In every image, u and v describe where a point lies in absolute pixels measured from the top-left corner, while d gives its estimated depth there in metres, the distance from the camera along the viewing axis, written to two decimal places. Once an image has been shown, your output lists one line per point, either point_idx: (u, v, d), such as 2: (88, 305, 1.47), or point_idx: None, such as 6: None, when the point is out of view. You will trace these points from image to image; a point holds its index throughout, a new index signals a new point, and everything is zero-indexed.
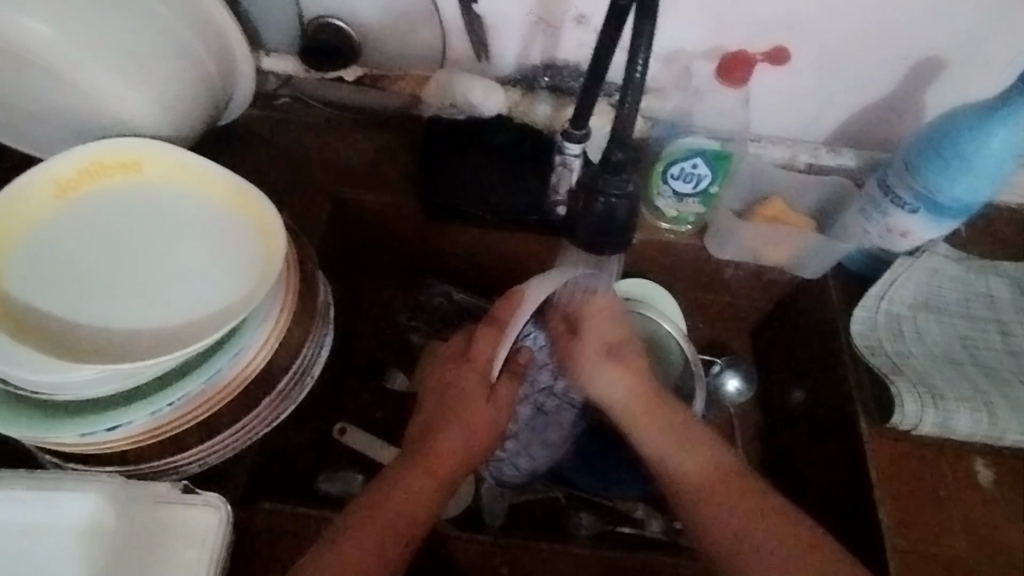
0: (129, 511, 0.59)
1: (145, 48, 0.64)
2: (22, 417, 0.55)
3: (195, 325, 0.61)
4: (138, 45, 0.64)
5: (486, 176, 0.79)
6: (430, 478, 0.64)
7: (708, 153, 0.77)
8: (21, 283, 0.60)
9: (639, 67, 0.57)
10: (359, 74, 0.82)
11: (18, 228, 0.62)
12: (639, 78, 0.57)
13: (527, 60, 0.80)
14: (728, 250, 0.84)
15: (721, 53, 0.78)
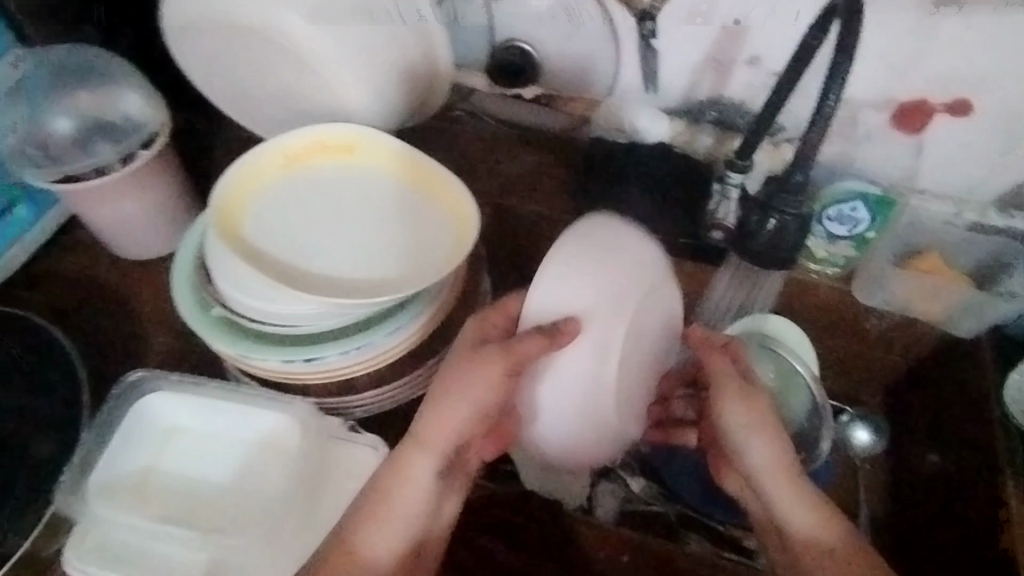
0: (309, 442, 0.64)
1: (371, 49, 0.72)
2: (238, 336, 0.63)
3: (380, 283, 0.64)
4: (365, 44, 0.72)
5: (639, 193, 0.83)
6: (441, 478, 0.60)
7: (869, 197, 0.81)
8: (246, 223, 0.66)
9: (828, 104, 0.59)
10: (536, 92, 0.89)
11: (246, 176, 0.67)
12: (828, 112, 0.58)
13: (693, 94, 0.85)
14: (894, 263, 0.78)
15: (894, 104, 0.78)
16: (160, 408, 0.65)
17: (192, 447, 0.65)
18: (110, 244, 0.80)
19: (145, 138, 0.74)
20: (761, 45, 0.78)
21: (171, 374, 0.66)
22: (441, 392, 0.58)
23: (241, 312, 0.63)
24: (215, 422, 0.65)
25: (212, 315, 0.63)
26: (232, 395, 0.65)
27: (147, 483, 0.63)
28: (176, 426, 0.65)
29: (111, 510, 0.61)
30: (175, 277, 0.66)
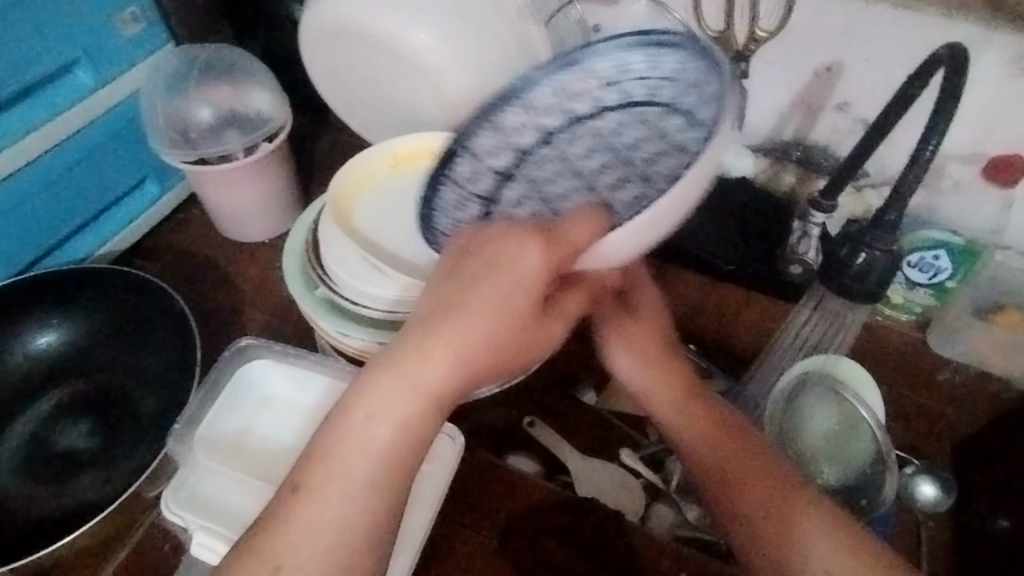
0: None
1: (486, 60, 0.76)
2: (339, 319, 0.68)
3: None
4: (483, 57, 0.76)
5: (716, 228, 0.88)
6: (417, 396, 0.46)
7: (953, 246, 0.80)
8: (359, 214, 0.72)
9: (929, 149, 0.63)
10: None
11: (360, 174, 0.73)
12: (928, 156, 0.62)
13: (780, 134, 0.87)
14: (568, 72, 0.62)
15: (983, 158, 0.78)
16: (262, 374, 0.70)
17: (286, 415, 0.69)
18: (222, 226, 0.87)
19: (266, 135, 0.82)
20: (851, 91, 0.80)
21: (276, 346, 0.71)
22: (448, 303, 0.46)
23: (341, 296, 0.67)
24: (308, 394, 0.70)
25: (316, 297, 0.69)
26: (326, 370, 0.70)
27: (243, 444, 0.68)
28: (274, 394, 0.70)
29: (209, 461, 0.65)
30: (285, 257, 0.72)
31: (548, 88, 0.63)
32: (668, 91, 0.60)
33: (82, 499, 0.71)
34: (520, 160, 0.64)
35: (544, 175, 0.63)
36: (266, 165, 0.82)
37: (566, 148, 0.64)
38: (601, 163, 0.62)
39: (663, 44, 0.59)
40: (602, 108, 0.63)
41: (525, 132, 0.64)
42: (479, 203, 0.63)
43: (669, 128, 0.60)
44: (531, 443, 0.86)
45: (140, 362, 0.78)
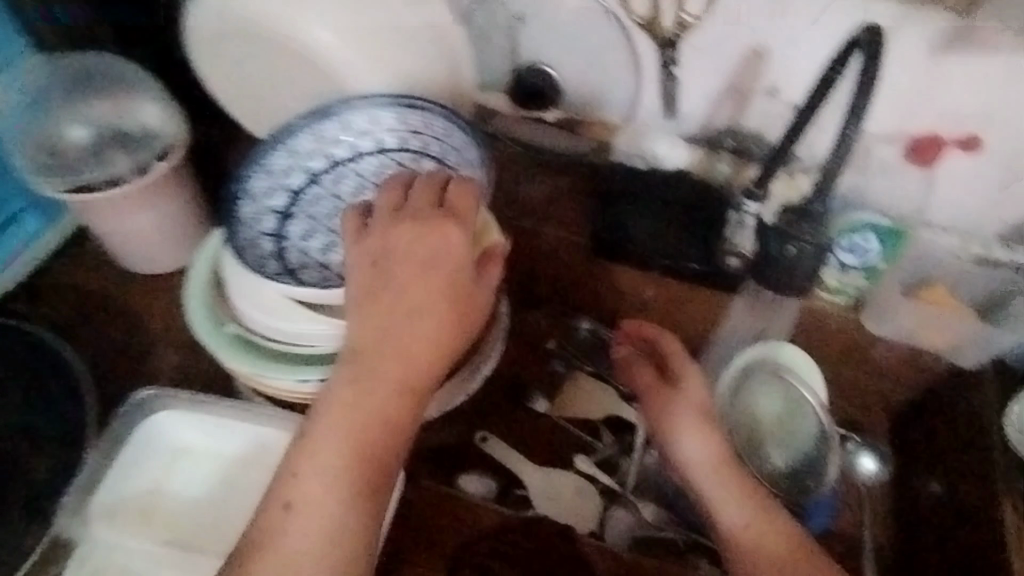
0: None
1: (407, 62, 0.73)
2: (254, 358, 0.63)
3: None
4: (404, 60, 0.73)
5: (656, 223, 0.86)
6: (376, 396, 0.54)
7: (880, 228, 0.82)
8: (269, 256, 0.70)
9: None
10: (556, 116, 0.90)
11: None
12: None
13: (712, 123, 0.86)
14: (359, 114, 0.68)
15: (906, 138, 0.80)
16: (169, 427, 0.69)
17: (199, 467, 0.68)
18: (127, 261, 0.81)
19: (158, 151, 0.75)
20: (780, 76, 0.79)
21: (180, 394, 0.69)
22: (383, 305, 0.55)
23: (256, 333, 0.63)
24: (218, 444, 0.69)
25: (228, 335, 0.64)
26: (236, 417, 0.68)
27: (152, 504, 0.67)
28: (184, 446, 0.69)
29: (112, 533, 0.65)
30: (187, 286, 0.66)
31: (307, 137, 0.67)
32: (437, 146, 0.69)
33: None
34: (297, 199, 0.67)
35: (322, 213, 0.67)
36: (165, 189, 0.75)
37: (333, 190, 0.68)
38: (331, 207, 0.67)
39: (440, 115, 0.68)
40: (360, 153, 0.69)
41: (295, 173, 0.67)
42: (318, 246, 0.66)
43: (411, 174, 0.69)
44: (485, 458, 0.85)
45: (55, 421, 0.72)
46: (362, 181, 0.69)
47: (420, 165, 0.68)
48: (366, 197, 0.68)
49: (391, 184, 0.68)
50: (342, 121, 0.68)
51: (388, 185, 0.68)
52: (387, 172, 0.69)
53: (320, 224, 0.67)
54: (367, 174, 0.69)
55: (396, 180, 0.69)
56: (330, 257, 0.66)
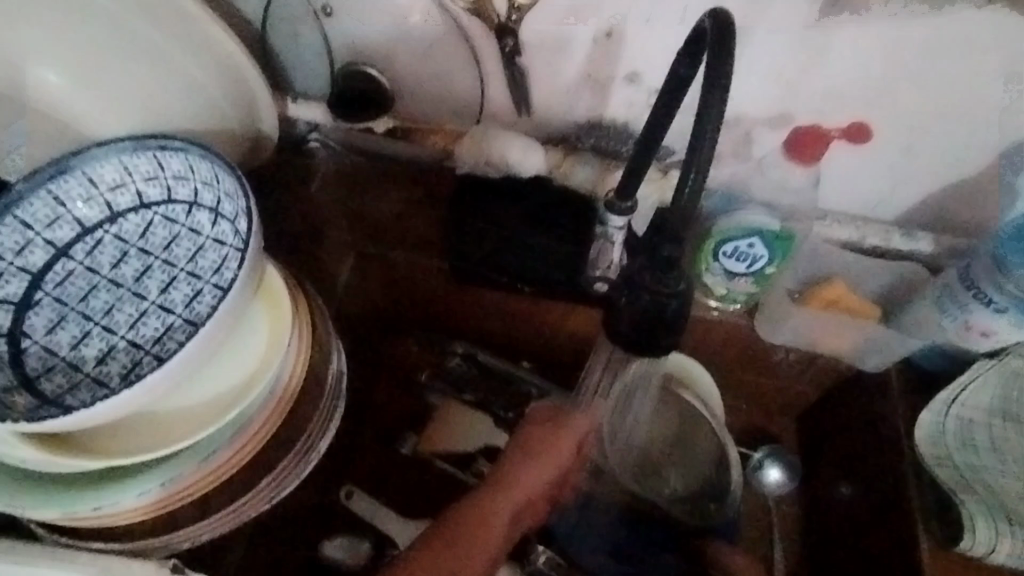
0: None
1: (169, 87, 0.65)
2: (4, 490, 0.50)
3: (183, 411, 0.57)
4: (166, 85, 0.65)
5: (523, 247, 0.74)
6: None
7: (768, 233, 0.70)
8: None
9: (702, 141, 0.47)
10: (388, 126, 0.76)
11: None
12: (705, 150, 0.47)
13: (572, 117, 0.74)
14: (103, 165, 0.58)
15: (789, 122, 0.70)
16: None
17: None
18: None
19: None
20: (637, 61, 0.67)
21: None
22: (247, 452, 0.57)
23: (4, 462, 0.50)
24: None
25: None
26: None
27: None
28: None
29: None
30: None
31: (41, 202, 0.57)
32: (208, 195, 0.59)
33: None
34: (41, 279, 0.58)
35: (76, 293, 0.58)
36: None
37: (90, 262, 0.59)
38: (85, 284, 0.59)
39: (200, 155, 0.57)
40: (117, 212, 0.59)
41: (36, 247, 0.58)
42: (69, 337, 0.57)
43: (181, 232, 0.60)
44: (348, 518, 0.74)
45: None
46: (125, 248, 0.60)
47: (190, 223, 0.59)
48: (131, 268, 0.60)
49: (158, 249, 0.60)
50: (84, 178, 0.58)
51: (155, 251, 0.60)
52: (155, 237, 0.60)
53: (69, 308, 0.58)
54: (131, 239, 0.60)
55: (166, 244, 0.60)
56: (82, 351, 0.57)
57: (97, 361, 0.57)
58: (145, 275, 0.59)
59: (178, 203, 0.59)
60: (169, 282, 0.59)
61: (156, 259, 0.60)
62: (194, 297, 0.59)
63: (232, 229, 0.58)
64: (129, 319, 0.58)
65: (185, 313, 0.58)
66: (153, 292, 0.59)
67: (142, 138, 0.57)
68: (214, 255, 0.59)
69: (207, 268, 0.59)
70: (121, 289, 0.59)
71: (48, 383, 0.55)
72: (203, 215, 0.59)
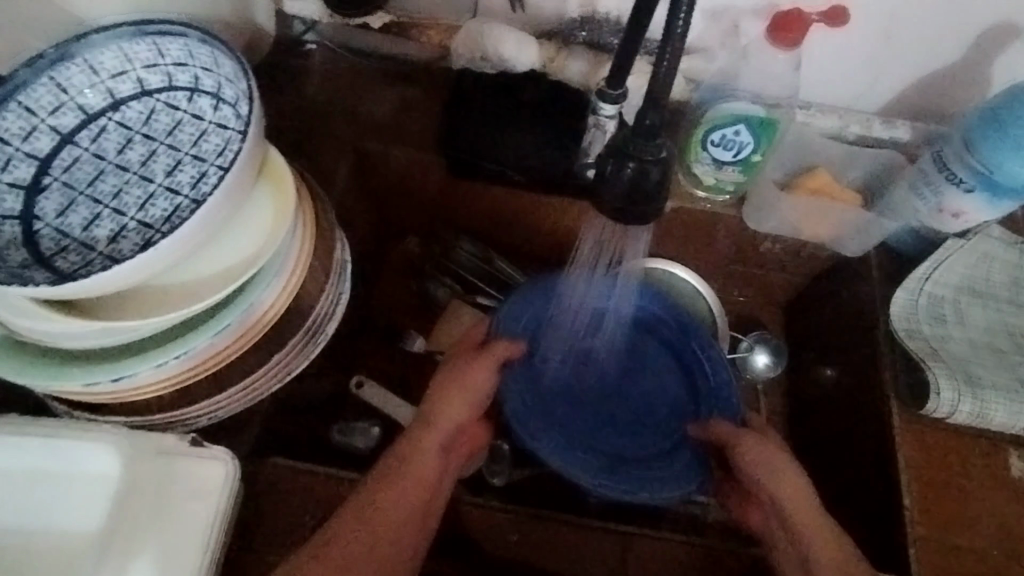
0: (143, 474, 0.55)
1: None
2: (26, 364, 0.50)
3: (186, 287, 0.53)
4: None
5: (512, 144, 0.75)
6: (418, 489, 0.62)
7: (751, 120, 0.73)
8: None
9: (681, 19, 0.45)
10: (384, 21, 0.80)
11: None
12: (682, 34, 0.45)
13: (564, 12, 0.75)
14: (104, 51, 0.55)
15: (773, 10, 0.73)
16: None
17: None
18: None
19: None
20: None
21: None
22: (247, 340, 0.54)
23: (19, 335, 0.49)
24: (17, 459, 0.56)
25: None
26: (33, 429, 0.56)
27: None
28: None
29: None
30: None
31: (46, 87, 0.55)
32: (209, 80, 0.56)
33: None
34: (46, 166, 0.55)
35: (81, 179, 0.55)
36: None
37: (92, 148, 0.56)
38: (91, 169, 0.55)
39: (200, 38, 0.55)
40: (119, 100, 0.56)
41: (40, 136, 0.55)
42: (78, 222, 0.54)
43: (184, 118, 0.56)
44: (359, 405, 0.78)
45: None
46: (127, 135, 0.56)
47: (193, 109, 0.56)
48: (136, 153, 0.56)
49: (163, 135, 0.56)
50: (85, 64, 0.55)
51: (157, 136, 0.56)
52: (158, 123, 0.57)
53: (78, 192, 0.55)
54: (133, 125, 0.57)
55: (169, 130, 0.57)
56: (95, 233, 0.54)
57: (108, 242, 0.54)
58: (150, 160, 0.56)
59: (179, 88, 0.56)
60: (175, 164, 0.56)
61: (161, 144, 0.56)
62: (200, 178, 0.55)
63: (236, 110, 0.56)
64: (137, 203, 0.55)
65: (194, 194, 0.55)
66: (159, 176, 0.56)
67: (140, 21, 0.55)
68: (218, 137, 0.56)
69: (214, 150, 0.56)
70: (126, 173, 0.56)
71: (63, 261, 0.53)
72: (205, 100, 0.56)
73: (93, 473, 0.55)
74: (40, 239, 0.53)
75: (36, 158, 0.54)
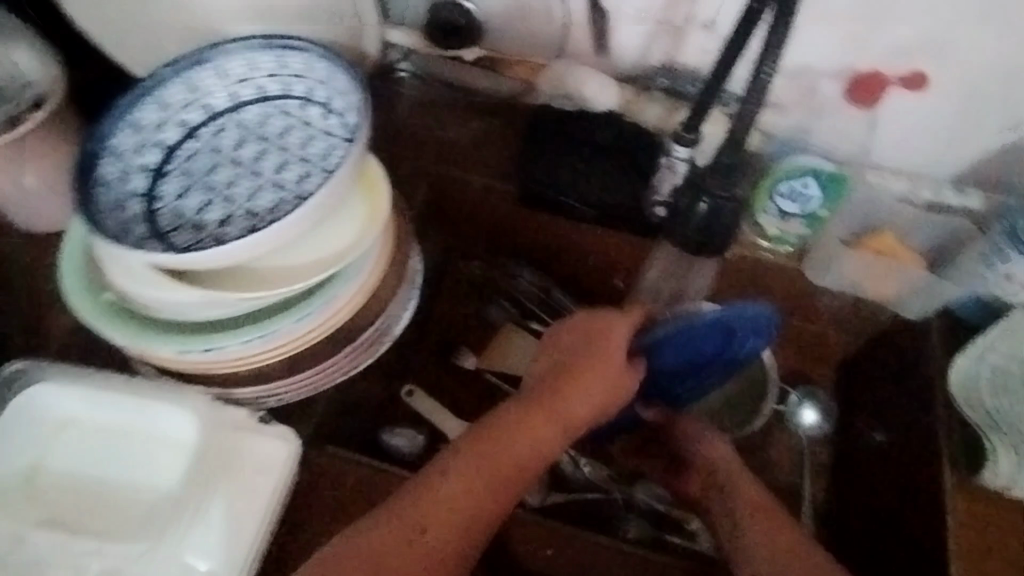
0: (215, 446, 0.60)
1: None
2: (133, 327, 0.55)
3: (279, 272, 0.57)
4: None
5: (582, 177, 0.79)
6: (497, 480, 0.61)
7: (821, 173, 0.76)
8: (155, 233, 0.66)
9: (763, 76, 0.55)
10: (477, 55, 0.83)
11: None
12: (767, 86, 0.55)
13: (646, 60, 0.80)
14: (234, 59, 0.61)
15: (851, 73, 0.74)
16: (57, 399, 0.61)
17: (87, 443, 0.60)
18: (11, 217, 0.73)
19: (32, 101, 0.68)
20: (714, 7, 0.72)
21: (56, 365, 0.62)
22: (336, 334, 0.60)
23: (133, 302, 0.56)
24: (107, 414, 0.61)
25: (97, 304, 0.56)
26: (124, 386, 0.60)
27: (39, 484, 0.59)
28: (70, 420, 0.61)
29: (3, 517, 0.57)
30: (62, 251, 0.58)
31: (180, 87, 0.61)
32: (321, 92, 0.62)
33: None
34: (172, 155, 0.61)
35: (200, 169, 0.61)
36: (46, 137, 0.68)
37: (211, 143, 0.62)
38: (209, 161, 0.61)
39: (320, 55, 0.61)
40: (240, 102, 0.62)
41: (170, 128, 0.62)
42: (193, 206, 0.60)
43: (296, 123, 0.62)
44: (407, 413, 0.81)
45: None
46: (243, 133, 0.62)
47: (305, 116, 0.62)
48: (249, 150, 0.62)
49: (275, 136, 0.62)
50: (216, 69, 0.61)
51: (270, 137, 0.62)
52: (272, 125, 0.62)
53: (196, 180, 0.61)
54: (250, 125, 0.62)
55: (281, 133, 0.62)
56: (206, 217, 0.60)
57: (217, 226, 0.59)
58: (261, 158, 0.62)
59: (294, 97, 0.62)
60: (283, 162, 0.61)
61: (272, 144, 0.62)
62: (303, 177, 0.60)
63: (343, 120, 0.61)
64: (246, 194, 0.60)
65: (298, 190, 0.60)
66: (268, 172, 0.61)
67: (270, 35, 0.61)
68: (324, 143, 0.61)
69: (319, 153, 0.61)
70: (239, 167, 0.61)
71: (176, 238, 0.58)
72: (317, 109, 0.62)
73: (172, 436, 0.60)
74: (160, 217, 0.59)
75: (165, 147, 0.61)
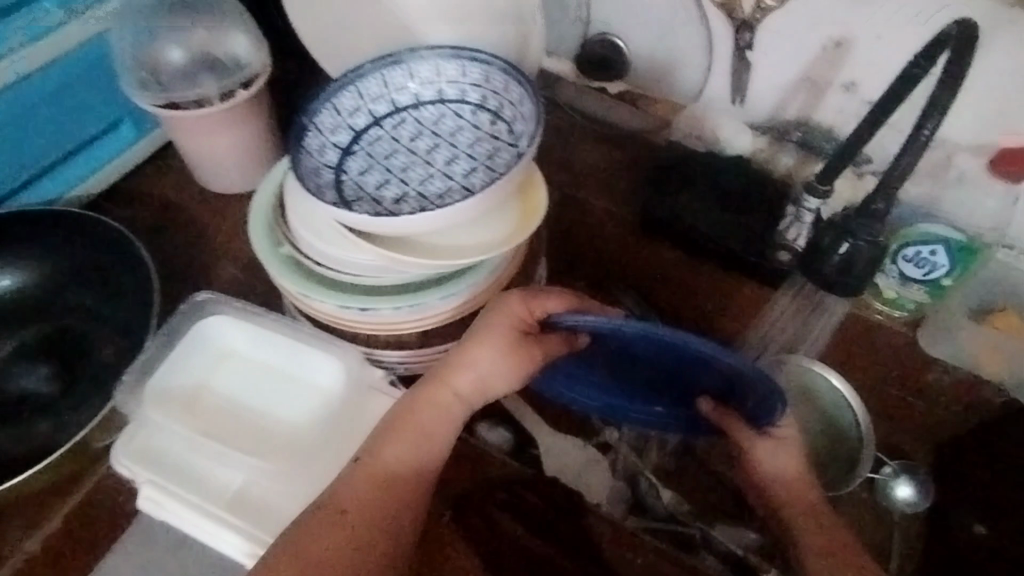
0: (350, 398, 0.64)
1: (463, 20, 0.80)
2: (303, 278, 0.63)
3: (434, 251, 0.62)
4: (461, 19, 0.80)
5: (704, 215, 0.82)
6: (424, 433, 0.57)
7: (951, 243, 0.78)
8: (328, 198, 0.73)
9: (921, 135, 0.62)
10: (620, 89, 0.90)
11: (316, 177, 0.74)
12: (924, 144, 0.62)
13: (782, 113, 0.82)
14: (424, 64, 0.69)
15: (992, 149, 0.74)
16: (221, 328, 0.67)
17: (243, 373, 0.66)
18: (202, 177, 0.85)
19: (240, 81, 0.78)
20: (859, 70, 0.75)
21: (235, 301, 0.68)
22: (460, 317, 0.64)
23: (308, 257, 0.63)
24: (265, 351, 0.66)
25: (276, 254, 0.64)
26: (284, 329, 0.66)
27: (198, 397, 0.65)
28: (233, 350, 0.67)
29: (162, 415, 0.63)
30: (254, 202, 0.67)
31: (375, 81, 0.69)
32: (495, 101, 0.69)
33: (32, 444, 0.69)
34: (358, 137, 0.68)
35: (381, 153, 0.68)
36: (249, 111, 0.79)
37: (393, 133, 0.69)
38: (389, 147, 0.68)
39: (501, 69, 0.68)
40: (421, 101, 0.70)
41: (359, 115, 0.69)
42: (373, 183, 0.66)
43: (467, 125, 0.69)
44: None
45: (104, 307, 0.75)
46: (420, 128, 0.69)
47: (477, 120, 0.69)
48: (424, 143, 0.69)
49: (448, 134, 0.69)
50: (406, 70, 0.69)
51: (443, 135, 0.69)
52: (446, 124, 0.69)
53: (377, 162, 0.67)
54: (427, 121, 0.70)
55: (453, 131, 0.69)
56: (383, 194, 0.66)
57: (392, 203, 0.65)
58: (434, 151, 0.68)
59: (469, 103, 0.69)
60: (454, 157, 0.68)
61: (445, 141, 0.69)
62: (471, 172, 0.67)
63: (512, 128, 0.68)
64: (420, 180, 0.67)
65: (465, 182, 0.66)
66: (439, 163, 0.68)
67: (458, 48, 0.69)
68: (492, 145, 0.68)
69: (487, 153, 0.68)
70: (414, 157, 0.68)
71: (359, 208, 0.64)
72: (488, 116, 0.69)
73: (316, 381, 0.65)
74: (344, 188, 0.65)
75: (354, 130, 0.69)
